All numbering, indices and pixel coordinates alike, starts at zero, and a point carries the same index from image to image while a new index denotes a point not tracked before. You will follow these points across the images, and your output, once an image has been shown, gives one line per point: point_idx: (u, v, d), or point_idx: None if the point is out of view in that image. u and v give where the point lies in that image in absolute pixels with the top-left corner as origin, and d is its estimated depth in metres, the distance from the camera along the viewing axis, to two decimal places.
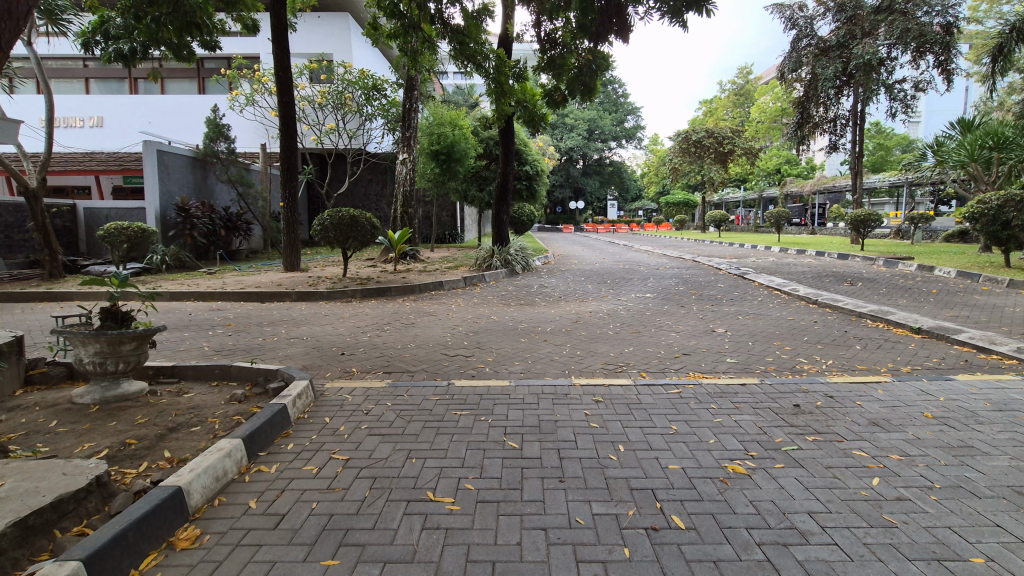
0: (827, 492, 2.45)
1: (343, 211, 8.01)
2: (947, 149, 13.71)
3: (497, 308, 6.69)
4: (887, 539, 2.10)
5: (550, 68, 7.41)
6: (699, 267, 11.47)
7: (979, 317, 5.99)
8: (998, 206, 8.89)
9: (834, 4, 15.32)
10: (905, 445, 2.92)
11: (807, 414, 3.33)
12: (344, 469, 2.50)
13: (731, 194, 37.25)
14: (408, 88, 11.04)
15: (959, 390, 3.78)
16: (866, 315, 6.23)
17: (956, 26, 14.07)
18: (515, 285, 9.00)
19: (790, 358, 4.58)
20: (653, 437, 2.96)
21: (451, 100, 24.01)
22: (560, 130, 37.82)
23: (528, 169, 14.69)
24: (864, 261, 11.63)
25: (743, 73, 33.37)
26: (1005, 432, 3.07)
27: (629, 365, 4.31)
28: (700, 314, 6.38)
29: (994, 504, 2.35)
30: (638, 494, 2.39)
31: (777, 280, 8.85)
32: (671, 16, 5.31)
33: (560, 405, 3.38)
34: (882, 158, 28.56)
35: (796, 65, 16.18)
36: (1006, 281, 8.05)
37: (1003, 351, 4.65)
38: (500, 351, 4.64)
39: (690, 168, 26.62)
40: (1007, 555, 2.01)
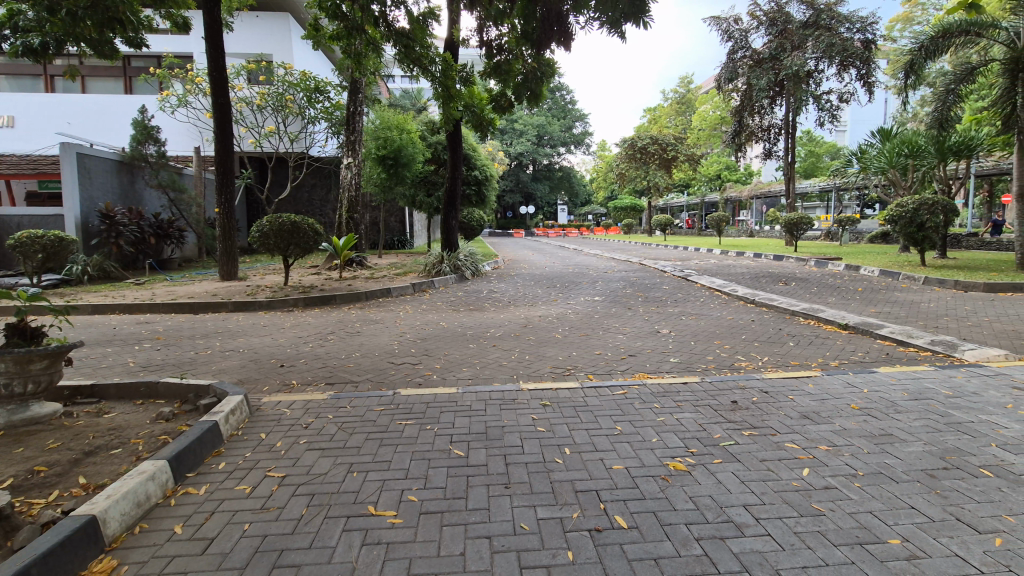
0: (761, 485, 2.55)
1: (284, 217, 7.73)
2: (869, 156, 14.73)
3: (447, 314, 6.62)
4: (815, 527, 2.21)
5: (496, 74, 7.43)
6: (645, 269, 11.80)
7: (898, 313, 6.45)
8: (914, 209, 9.63)
9: (766, 18, 16.15)
10: (833, 436, 3.09)
11: (743, 410, 3.47)
12: (280, 487, 2.40)
13: (675, 198, 38.57)
14: (352, 91, 10.83)
15: (882, 381, 4.04)
16: (799, 313, 6.59)
17: (875, 42, 15.18)
18: (465, 290, 8.96)
19: (729, 357, 4.75)
20: (598, 439, 2.99)
21: (399, 103, 23.71)
22: (510, 135, 38.04)
23: (477, 174, 14.71)
24: (798, 262, 12.30)
25: (684, 83, 34.67)
26: (920, 420, 3.31)
27: (577, 367, 4.36)
28: (646, 316, 6.55)
29: (911, 487, 2.52)
30: (582, 496, 2.41)
31: (718, 282, 9.22)
32: (610, 27, 5.47)
33: (508, 411, 3.37)
34: (812, 164, 30.36)
35: (732, 75, 16.98)
36: (922, 279, 8.71)
37: (919, 344, 5.02)
38: (449, 357, 4.60)
39: (636, 174, 27.38)
40: (921, 535, 2.16)
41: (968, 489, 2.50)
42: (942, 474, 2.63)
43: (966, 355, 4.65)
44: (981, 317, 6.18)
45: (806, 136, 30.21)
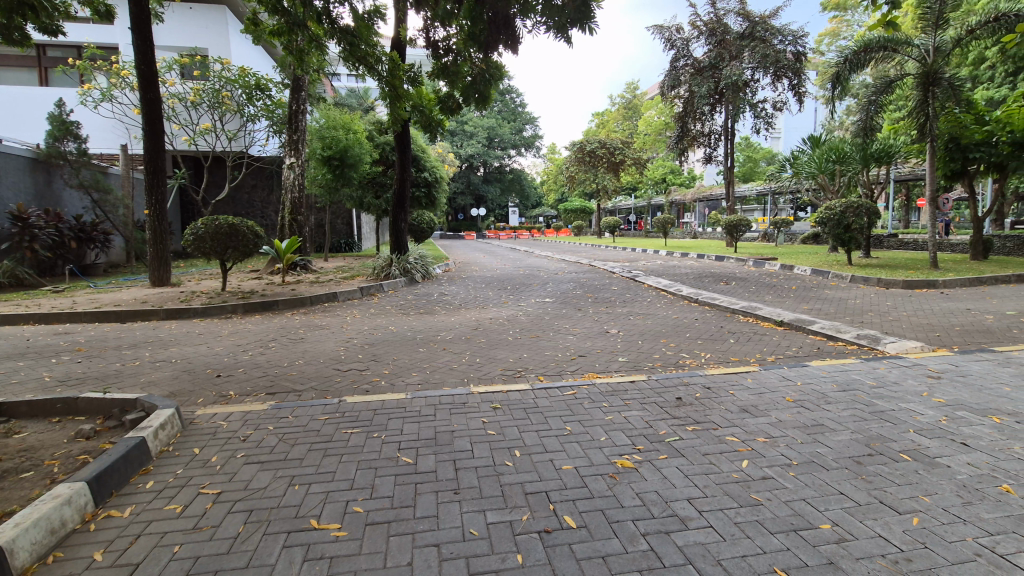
0: (704, 478, 2.63)
1: (221, 219, 7.36)
2: (801, 162, 15.59)
3: (396, 319, 6.50)
4: (754, 516, 2.30)
5: (444, 74, 7.39)
6: (595, 271, 12.01)
7: (828, 310, 6.86)
8: (841, 212, 10.30)
9: (705, 28, 16.84)
10: (770, 428, 3.24)
11: (687, 406, 3.59)
12: (214, 504, 2.27)
13: (623, 200, 39.56)
14: (294, 89, 10.48)
15: (814, 374, 4.29)
16: (739, 311, 6.89)
17: (805, 55, 16.11)
18: (415, 293, 8.82)
19: (675, 355, 4.89)
20: (548, 440, 3.01)
21: (345, 103, 23.15)
22: (460, 136, 37.85)
23: (426, 176, 14.55)
24: (738, 262, 12.86)
25: (630, 89, 35.61)
26: (848, 410, 3.52)
27: (527, 369, 4.38)
28: (596, 317, 6.66)
29: (840, 474, 2.68)
30: (532, 498, 2.41)
31: (664, 282, 9.53)
32: (557, 32, 5.56)
33: (458, 415, 3.33)
34: (751, 169, 31.94)
35: (675, 82, 17.60)
36: (849, 278, 9.31)
37: (847, 338, 5.35)
38: (398, 362, 4.51)
39: (585, 177, 27.87)
40: (849, 519, 2.29)
41: (890, 473, 2.68)
42: (868, 461, 2.81)
43: (888, 347, 5.01)
44: (901, 312, 6.65)
45: (744, 143, 31.70)
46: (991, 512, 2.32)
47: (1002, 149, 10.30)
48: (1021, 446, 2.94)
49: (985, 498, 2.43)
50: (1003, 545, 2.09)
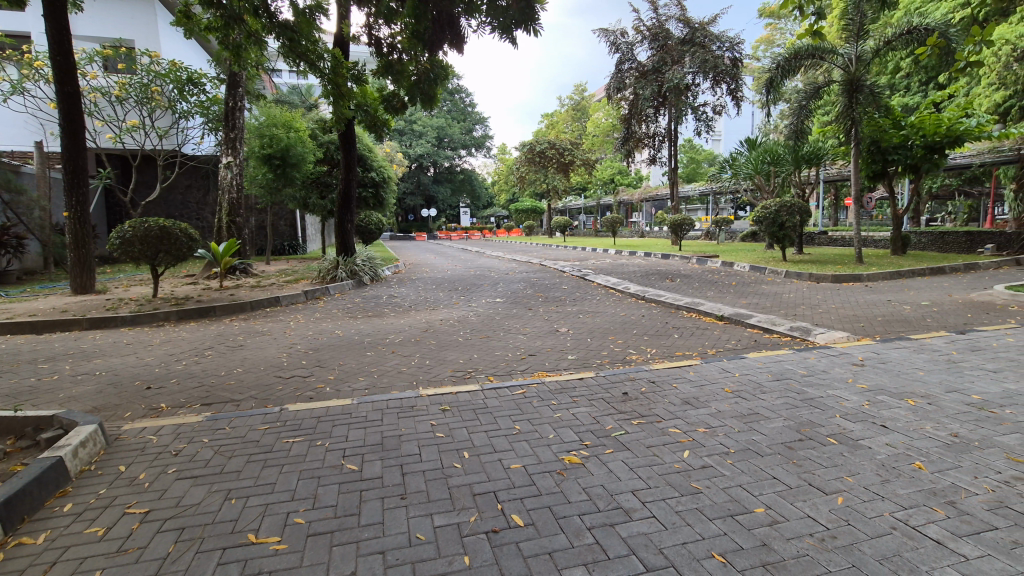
0: (648, 470, 2.72)
1: (150, 222, 6.95)
2: (739, 163, 16.32)
3: (343, 322, 6.33)
4: (694, 504, 2.40)
5: (388, 73, 7.26)
6: (545, 270, 12.13)
7: (764, 304, 7.23)
8: (776, 211, 10.86)
9: (649, 33, 17.35)
10: (709, 418, 3.38)
11: (633, 400, 3.69)
12: (141, 524, 2.14)
13: (573, 200, 40.19)
14: (230, 85, 10.09)
15: (751, 365, 4.51)
16: (683, 307, 7.14)
17: (741, 61, 16.91)
18: (363, 296, 8.64)
19: (622, 351, 5.02)
20: (497, 440, 3.02)
21: (287, 100, 22.38)
22: (408, 136, 37.34)
23: (373, 176, 14.24)
24: (682, 260, 13.33)
25: (578, 91, 36.18)
26: (781, 398, 3.72)
27: (477, 370, 4.38)
28: (545, 316, 6.74)
29: (773, 460, 2.82)
30: (480, 499, 2.41)
31: (612, 280, 9.75)
32: (502, 32, 5.58)
33: (405, 419, 3.28)
34: (693, 170, 33.22)
35: (621, 84, 18.07)
36: (783, 273, 9.84)
37: (781, 330, 5.65)
38: (344, 367, 4.40)
39: (535, 177, 28.10)
40: (780, 502, 2.41)
41: (818, 456, 2.85)
42: (798, 446, 2.97)
43: (818, 338, 5.32)
44: (830, 305, 7.09)
45: (687, 145, 32.87)
46: (906, 488, 2.51)
47: (916, 152, 11.17)
48: (931, 425, 3.20)
49: (900, 475, 2.62)
50: (914, 518, 2.27)
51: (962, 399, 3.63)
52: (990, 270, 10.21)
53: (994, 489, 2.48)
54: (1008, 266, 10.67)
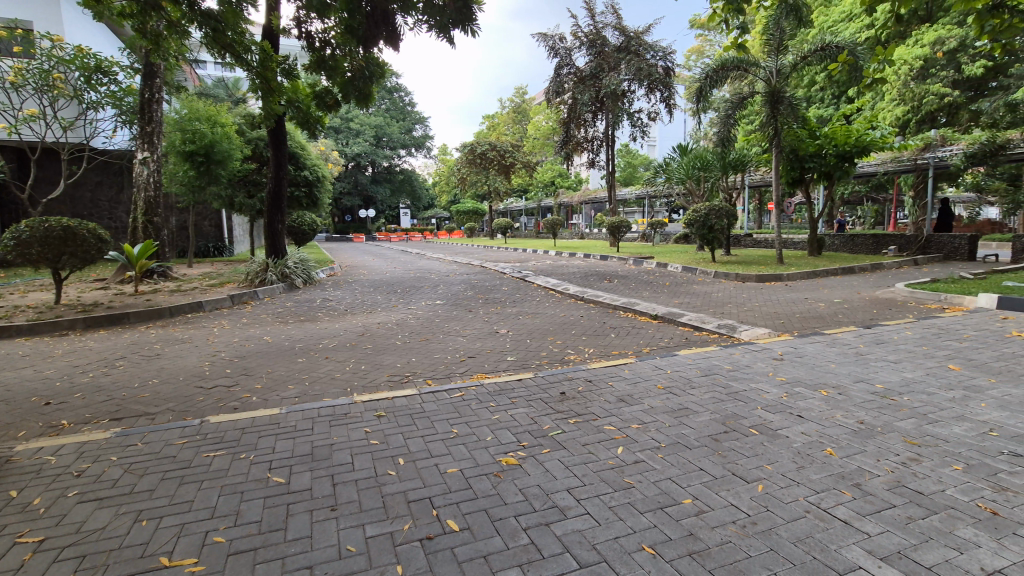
0: (583, 467, 2.77)
1: (51, 221, 6.34)
2: (672, 168, 17.01)
3: (273, 328, 6.04)
4: (626, 499, 2.46)
5: (320, 69, 7.03)
6: (486, 272, 12.15)
7: (695, 303, 7.58)
8: (705, 214, 11.41)
9: (586, 39, 17.78)
10: (642, 415, 3.49)
11: (570, 399, 3.75)
12: (35, 554, 1.94)
13: (515, 201, 40.48)
14: (146, 75, 9.42)
15: (682, 362, 4.70)
16: (620, 307, 7.35)
17: (673, 70, 17.65)
18: (295, 300, 8.29)
19: (560, 351, 5.09)
20: (433, 444, 2.98)
21: (212, 93, 21.13)
22: (345, 134, 36.25)
23: (307, 175, 13.69)
24: (620, 261, 13.74)
25: (519, 93, 36.50)
26: (709, 393, 3.91)
27: (415, 373, 4.31)
28: (486, 318, 6.73)
29: (701, 452, 2.95)
30: (415, 505, 2.36)
31: (552, 281, 9.88)
32: (439, 32, 5.54)
33: (338, 427, 3.17)
34: (630, 173, 34.36)
35: (560, 88, 18.40)
36: (713, 273, 10.37)
37: (710, 328, 5.94)
38: (273, 375, 4.20)
39: (476, 178, 28.05)
40: (707, 493, 2.53)
41: (741, 447, 3.01)
42: (724, 438, 3.13)
43: (743, 335, 5.64)
44: (754, 303, 7.52)
45: (624, 149, 33.94)
46: (818, 473, 2.70)
47: (829, 160, 12.08)
48: (841, 413, 3.46)
49: (813, 462, 2.82)
50: (825, 501, 2.44)
51: (867, 388, 3.95)
52: (892, 269, 11.19)
53: (893, 469, 2.72)
54: (907, 266, 11.74)
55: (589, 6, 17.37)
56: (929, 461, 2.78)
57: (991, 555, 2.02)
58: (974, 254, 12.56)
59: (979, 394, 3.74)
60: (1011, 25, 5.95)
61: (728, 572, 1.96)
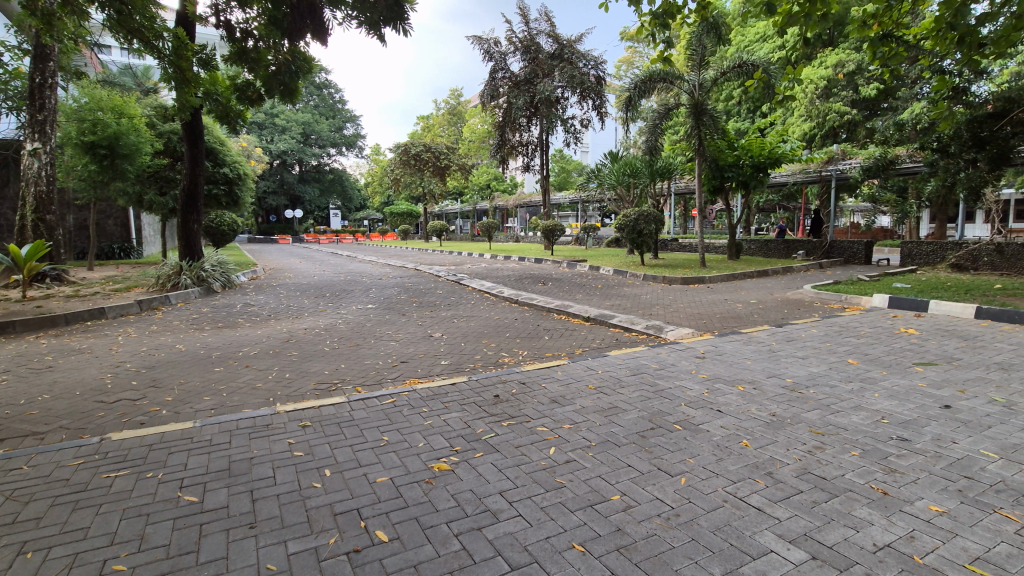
0: (515, 470, 2.78)
1: None
2: (603, 174, 17.55)
3: (186, 335, 5.62)
4: (558, 498, 2.50)
5: (240, 60, 6.66)
6: (421, 275, 11.98)
7: (625, 305, 7.85)
8: (635, 219, 11.87)
9: (520, 45, 18.02)
10: (574, 415, 3.56)
11: (504, 402, 3.77)
12: None
13: (450, 204, 40.20)
14: (36, 58, 8.50)
15: (612, 362, 4.85)
16: (553, 309, 7.48)
17: (605, 79, 18.23)
18: (213, 305, 7.78)
19: (494, 354, 5.10)
20: (362, 454, 2.88)
21: (118, 81, 19.43)
22: (270, 130, 34.54)
23: (226, 172, 12.87)
24: (554, 264, 13.99)
25: (454, 95, 36.32)
26: (637, 391, 4.06)
27: (344, 381, 4.16)
28: (419, 321, 6.62)
29: (629, 449, 3.05)
30: (342, 518, 2.28)
31: (487, 284, 9.90)
32: (369, 28, 5.41)
33: (258, 440, 3.00)
34: (564, 178, 35.17)
35: (495, 92, 18.51)
36: (642, 276, 10.80)
37: (639, 328, 6.18)
38: (185, 386, 3.90)
39: (410, 180, 27.57)
40: (634, 488, 2.61)
41: (666, 442, 3.14)
42: (651, 434, 3.25)
43: (669, 335, 5.90)
44: (680, 305, 7.90)
45: (558, 155, 34.62)
46: (735, 464, 2.87)
47: (746, 170, 12.94)
48: (755, 407, 3.71)
49: (731, 453, 2.99)
50: (741, 490, 2.60)
51: (779, 382, 4.25)
52: (801, 272, 12.16)
53: (801, 458, 2.94)
54: (813, 269, 12.77)
55: (523, 13, 17.60)
56: (831, 448, 3.04)
57: (881, 531, 2.23)
58: (869, 258, 13.91)
59: (873, 385, 4.13)
60: (897, 53, 6.58)
61: (653, 564, 2.04)
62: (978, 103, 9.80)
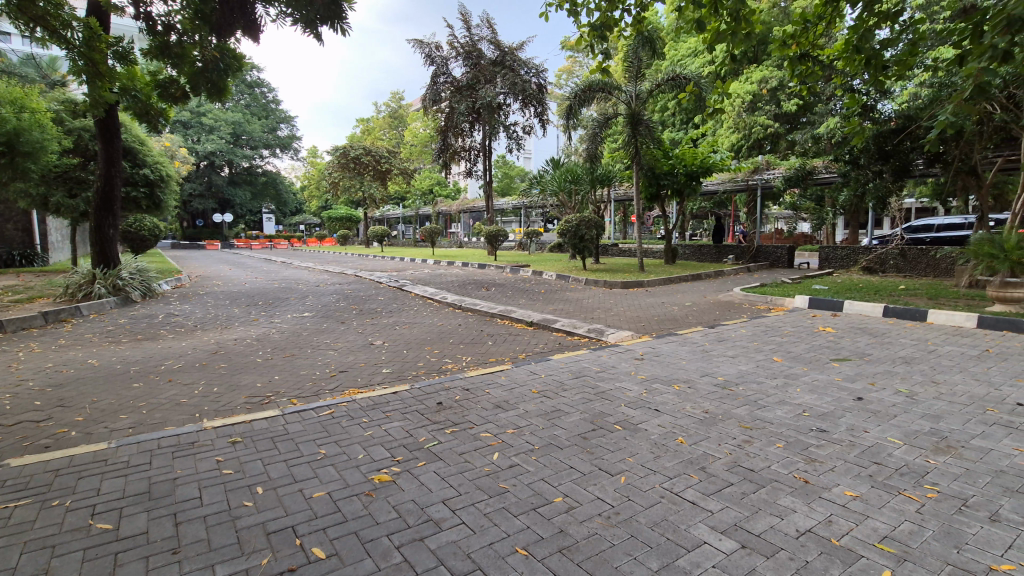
0: (459, 477, 2.76)
1: None
2: (545, 181, 17.89)
3: (100, 350, 5.19)
4: (501, 504, 2.50)
5: (161, 55, 6.27)
6: (361, 281, 11.69)
7: (567, 309, 7.99)
8: (577, 225, 12.12)
9: (462, 50, 18.04)
10: (517, 419, 3.58)
11: (447, 409, 3.73)
12: None
13: (392, 208, 39.48)
14: None
15: (555, 366, 4.92)
16: (497, 314, 7.50)
17: (546, 87, 18.57)
18: (131, 316, 7.23)
19: (437, 361, 5.04)
20: (297, 469, 2.77)
21: (19, 72, 17.73)
22: (196, 130, 32.65)
23: (147, 173, 12.02)
24: (498, 269, 14.04)
25: (395, 98, 35.85)
26: (579, 394, 4.14)
27: (278, 393, 3.97)
28: (360, 329, 6.45)
29: (571, 451, 3.10)
30: (275, 536, 2.18)
31: (430, 290, 9.78)
32: (305, 27, 5.26)
33: (182, 459, 2.81)
34: (507, 184, 35.46)
35: (437, 97, 18.41)
36: (584, 280, 11.04)
37: (581, 332, 6.30)
38: (98, 405, 3.60)
39: (350, 184, 26.89)
40: (576, 490, 2.66)
41: (607, 442, 3.22)
42: (592, 435, 3.33)
43: (609, 338, 6.06)
44: (620, 308, 8.13)
45: (501, 161, 34.80)
46: (672, 461, 2.98)
47: (680, 178, 13.53)
48: (690, 405, 3.88)
49: (667, 451, 3.11)
50: (678, 486, 2.70)
51: (712, 381, 4.47)
52: (731, 276, 12.85)
53: (731, 452, 3.09)
54: (742, 273, 13.53)
55: (464, 19, 17.64)
56: (758, 441, 3.22)
57: (803, 517, 2.39)
58: (791, 262, 14.93)
59: (796, 381, 4.42)
60: (813, 72, 7.09)
61: (595, 562, 2.08)
62: (883, 119, 10.74)
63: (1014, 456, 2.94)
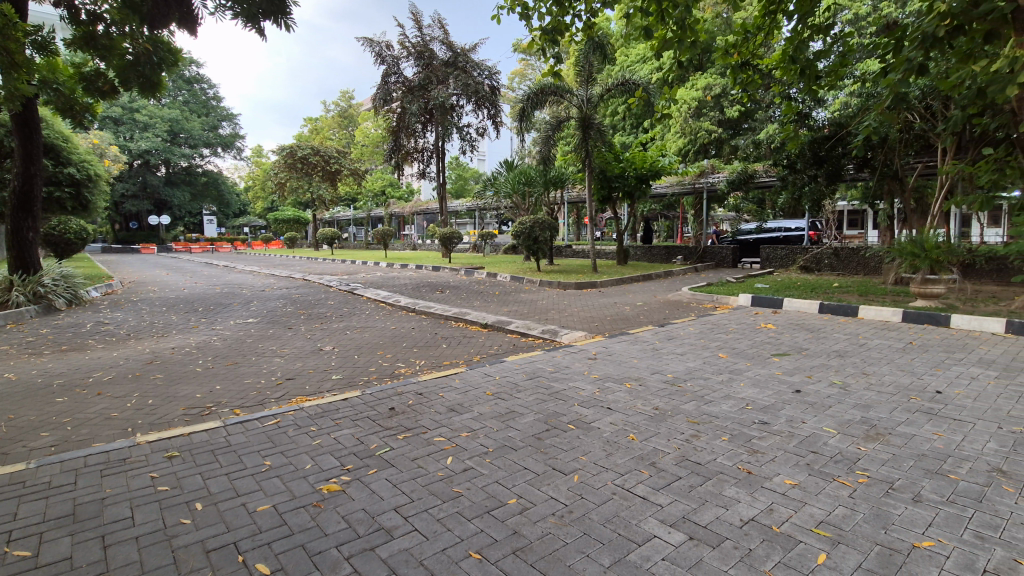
0: (411, 483, 2.71)
1: None
2: (499, 182, 17.93)
3: (18, 362, 4.78)
4: (455, 508, 2.48)
5: (89, 47, 5.92)
6: (310, 285, 11.33)
7: (521, 310, 8.03)
8: (531, 226, 12.17)
9: (414, 50, 17.82)
10: (472, 422, 3.57)
11: (399, 414, 3.67)
12: None
13: (343, 210, 38.52)
14: None
15: (509, 368, 4.93)
16: (451, 317, 7.44)
17: (499, 88, 18.62)
18: (55, 325, 6.72)
19: (390, 365, 4.96)
20: (240, 482, 2.65)
21: None
22: (129, 127, 30.76)
23: (72, 172, 11.28)
24: (451, 271, 13.93)
25: (344, 97, 35.02)
26: (533, 395, 4.16)
27: (220, 404, 3.79)
28: (308, 335, 6.25)
29: (525, 452, 3.12)
30: (215, 554, 2.07)
31: (382, 293, 9.60)
32: (247, 22, 5.07)
33: (112, 477, 2.63)
34: (461, 185, 35.32)
35: (388, 96, 18.09)
36: (539, 282, 11.13)
37: (535, 334, 6.34)
38: (15, 423, 3.32)
39: (297, 185, 26.03)
40: (530, 490, 2.67)
41: (560, 442, 3.26)
42: (546, 435, 3.35)
43: (563, 338, 6.13)
44: (573, 309, 8.25)
45: (454, 162, 34.61)
46: (624, 457, 3.04)
47: (631, 181, 13.86)
48: (641, 402, 3.97)
49: (619, 448, 3.17)
50: (629, 482, 2.76)
51: (662, 378, 4.60)
52: (679, 276, 13.27)
53: (679, 446, 3.19)
54: (689, 272, 14.02)
55: (415, 18, 17.44)
56: (705, 435, 3.34)
57: (746, 507, 2.49)
58: (734, 262, 15.58)
59: (740, 376, 4.61)
60: (753, 80, 7.40)
61: (548, 562, 2.09)
62: (818, 127, 11.35)
63: (934, 440, 3.17)
